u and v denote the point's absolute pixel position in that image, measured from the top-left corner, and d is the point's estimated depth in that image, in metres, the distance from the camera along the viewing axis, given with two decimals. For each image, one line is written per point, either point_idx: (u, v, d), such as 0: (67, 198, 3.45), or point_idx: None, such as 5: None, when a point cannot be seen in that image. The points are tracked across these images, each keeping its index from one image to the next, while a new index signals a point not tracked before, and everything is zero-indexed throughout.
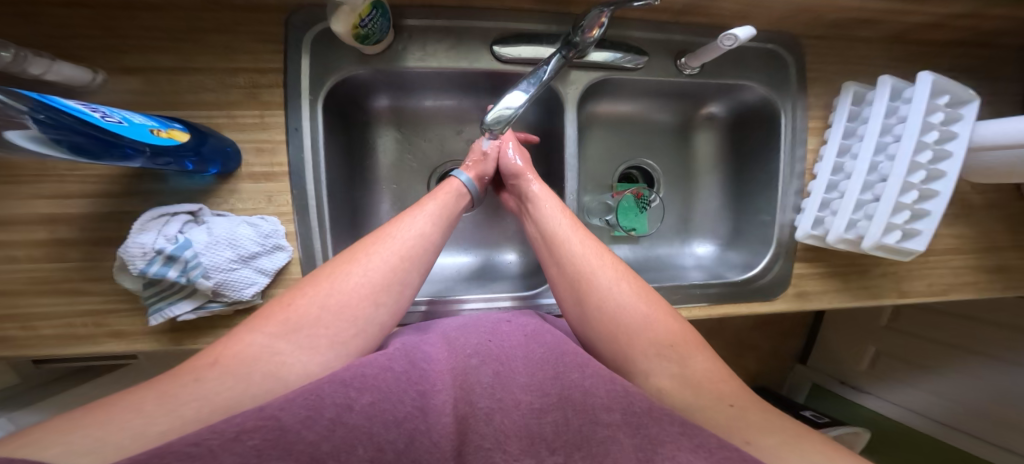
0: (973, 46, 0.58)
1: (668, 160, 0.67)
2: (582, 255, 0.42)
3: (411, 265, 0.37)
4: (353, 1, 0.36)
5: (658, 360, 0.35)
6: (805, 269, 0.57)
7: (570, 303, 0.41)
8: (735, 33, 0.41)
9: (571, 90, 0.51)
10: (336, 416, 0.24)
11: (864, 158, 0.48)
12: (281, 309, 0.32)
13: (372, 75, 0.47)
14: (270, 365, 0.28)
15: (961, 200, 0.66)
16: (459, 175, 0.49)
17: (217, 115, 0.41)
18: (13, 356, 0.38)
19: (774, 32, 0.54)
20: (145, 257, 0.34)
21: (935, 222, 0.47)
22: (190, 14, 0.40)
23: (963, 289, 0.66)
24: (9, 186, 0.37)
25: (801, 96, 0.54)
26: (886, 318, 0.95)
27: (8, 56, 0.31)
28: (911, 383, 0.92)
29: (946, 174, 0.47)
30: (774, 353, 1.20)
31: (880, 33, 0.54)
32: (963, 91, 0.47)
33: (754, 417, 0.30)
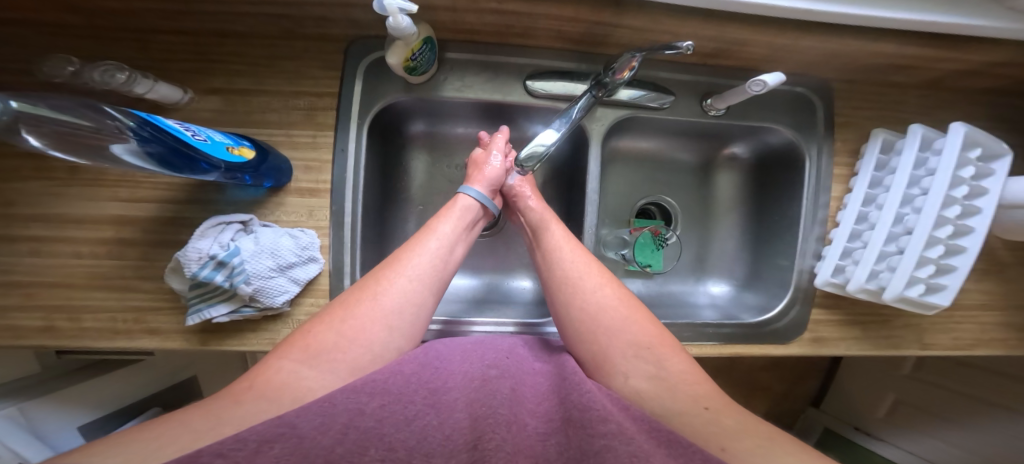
0: (1008, 100, 0.58)
1: (688, 196, 0.68)
2: (570, 262, 0.44)
3: (423, 287, 0.39)
4: (407, 38, 0.39)
5: (636, 362, 0.37)
6: (822, 316, 0.57)
7: (556, 306, 0.43)
8: (763, 78, 0.42)
9: (597, 126, 0.53)
10: (347, 420, 0.27)
11: (890, 208, 0.48)
12: (303, 337, 0.34)
13: (414, 102, 0.51)
14: (298, 391, 0.30)
15: (991, 256, 0.65)
16: (466, 190, 0.49)
17: (275, 134, 0.44)
18: (58, 346, 0.41)
19: (801, 75, 0.55)
20: (199, 261, 0.37)
21: (961, 278, 0.47)
22: (263, 41, 0.44)
23: (991, 345, 0.65)
24: (87, 188, 0.41)
25: (826, 142, 0.55)
26: (910, 367, 0.92)
27: (123, 77, 0.36)
28: (930, 433, 0.88)
29: (974, 230, 0.47)
30: (785, 395, 1.18)
31: (912, 81, 0.55)
32: (996, 145, 0.47)
33: (727, 421, 0.32)
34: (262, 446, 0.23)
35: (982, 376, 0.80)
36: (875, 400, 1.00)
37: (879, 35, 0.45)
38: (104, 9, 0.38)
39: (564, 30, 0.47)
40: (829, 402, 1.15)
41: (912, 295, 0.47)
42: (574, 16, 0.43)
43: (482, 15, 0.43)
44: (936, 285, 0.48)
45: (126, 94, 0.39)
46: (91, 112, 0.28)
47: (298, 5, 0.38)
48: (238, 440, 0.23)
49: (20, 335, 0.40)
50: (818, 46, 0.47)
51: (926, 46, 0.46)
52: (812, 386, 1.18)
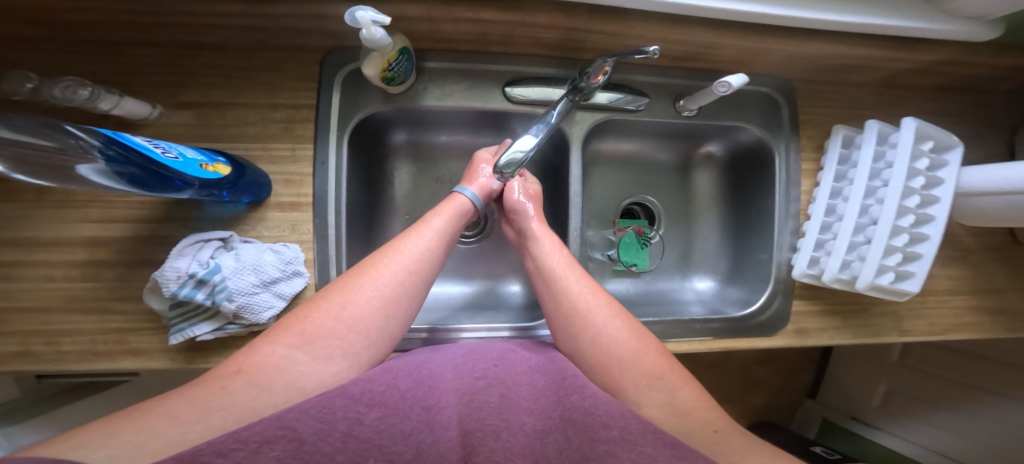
0: (962, 94, 0.61)
1: (670, 195, 0.69)
2: (579, 293, 0.44)
3: (419, 277, 0.39)
4: (383, 48, 0.39)
5: (651, 391, 0.37)
6: (803, 307, 0.59)
7: (566, 336, 0.43)
8: (728, 80, 0.43)
9: (577, 130, 0.54)
10: (347, 429, 0.27)
11: (855, 201, 0.50)
12: (298, 322, 0.34)
13: (394, 112, 0.51)
14: (291, 374, 0.30)
15: (957, 243, 0.68)
16: (463, 191, 0.50)
17: (253, 148, 0.44)
18: (35, 371, 0.40)
19: (766, 76, 0.57)
20: (178, 280, 0.36)
21: (926, 264, 0.49)
22: (237, 54, 0.44)
23: (963, 329, 0.68)
24: (59, 210, 0.40)
25: (793, 139, 0.57)
26: (898, 355, 0.95)
27: (86, 93, 0.36)
28: (923, 419, 0.90)
29: (934, 218, 0.49)
30: (781, 388, 1.21)
31: (871, 79, 0.57)
32: (946, 138, 0.49)
33: (736, 443, 0.32)
34: (262, 446, 0.23)
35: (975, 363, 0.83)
36: (869, 390, 1.02)
37: (836, 36, 0.47)
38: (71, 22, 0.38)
39: (540, 37, 0.48)
40: (824, 394, 1.17)
41: (883, 283, 0.48)
42: (548, 23, 0.44)
43: (458, 23, 0.44)
44: (905, 272, 0.50)
45: (94, 111, 0.39)
46: (50, 131, 0.28)
47: (273, 18, 0.39)
48: (238, 440, 0.22)
49: None
50: (780, 48, 0.49)
51: (881, 46, 0.48)
52: (806, 379, 1.22)
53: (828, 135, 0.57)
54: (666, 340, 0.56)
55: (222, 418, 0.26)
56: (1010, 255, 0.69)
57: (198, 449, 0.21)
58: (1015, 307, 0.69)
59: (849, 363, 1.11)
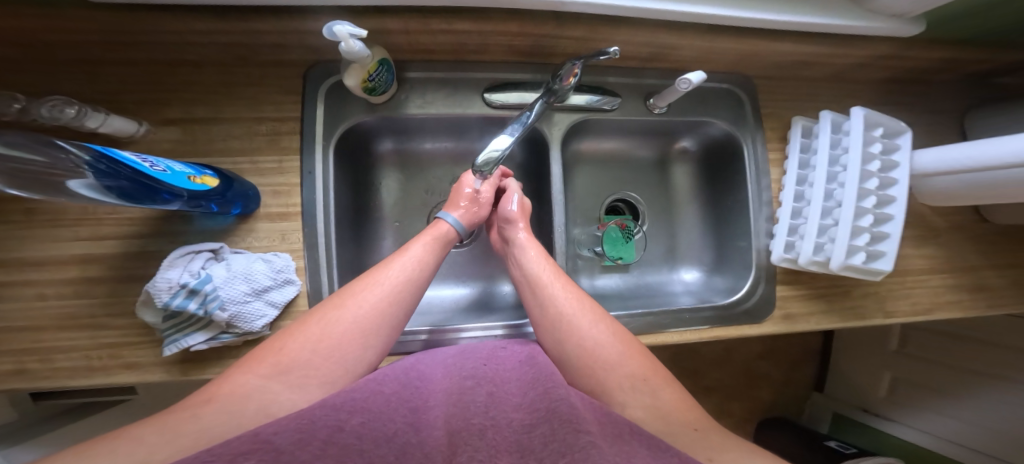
0: (911, 84, 0.65)
1: (650, 191, 0.71)
2: (563, 299, 0.45)
3: (398, 307, 0.40)
4: (362, 60, 0.41)
5: (634, 393, 0.38)
6: (788, 292, 0.61)
7: (552, 341, 0.44)
8: (689, 77, 0.47)
9: (555, 130, 0.56)
10: (326, 437, 0.27)
11: (819, 185, 0.53)
12: (275, 352, 0.35)
13: (378, 122, 0.53)
14: (263, 402, 0.31)
15: (928, 224, 0.72)
16: (446, 217, 0.51)
17: (240, 162, 0.45)
18: (32, 389, 0.40)
19: (726, 74, 0.60)
20: (170, 290, 0.37)
21: (894, 243, 0.52)
22: (222, 71, 0.46)
23: (945, 307, 0.70)
24: (50, 229, 0.41)
25: (758, 131, 0.60)
26: (896, 343, 1.06)
27: (73, 112, 0.37)
28: (934, 409, 0.98)
29: (896, 198, 0.53)
30: (786, 382, 1.31)
31: (820, 74, 0.60)
32: (896, 124, 0.54)
33: (714, 440, 0.34)
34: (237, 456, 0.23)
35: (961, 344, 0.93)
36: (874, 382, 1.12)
37: (785, 33, 0.50)
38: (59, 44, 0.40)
39: (513, 45, 0.50)
40: (831, 387, 1.27)
41: (857, 262, 0.51)
42: (517, 31, 0.47)
43: (433, 35, 0.47)
44: (876, 252, 0.53)
45: (83, 131, 0.40)
46: (43, 146, 0.29)
47: (253, 35, 0.41)
48: (213, 454, 0.23)
49: None
50: (736, 48, 0.52)
51: (824, 44, 0.52)
52: (811, 373, 1.32)
53: (788, 126, 0.60)
54: (658, 331, 0.58)
55: (196, 438, 0.27)
56: (978, 232, 0.73)
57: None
58: (992, 284, 0.72)
59: (854, 358, 1.20)
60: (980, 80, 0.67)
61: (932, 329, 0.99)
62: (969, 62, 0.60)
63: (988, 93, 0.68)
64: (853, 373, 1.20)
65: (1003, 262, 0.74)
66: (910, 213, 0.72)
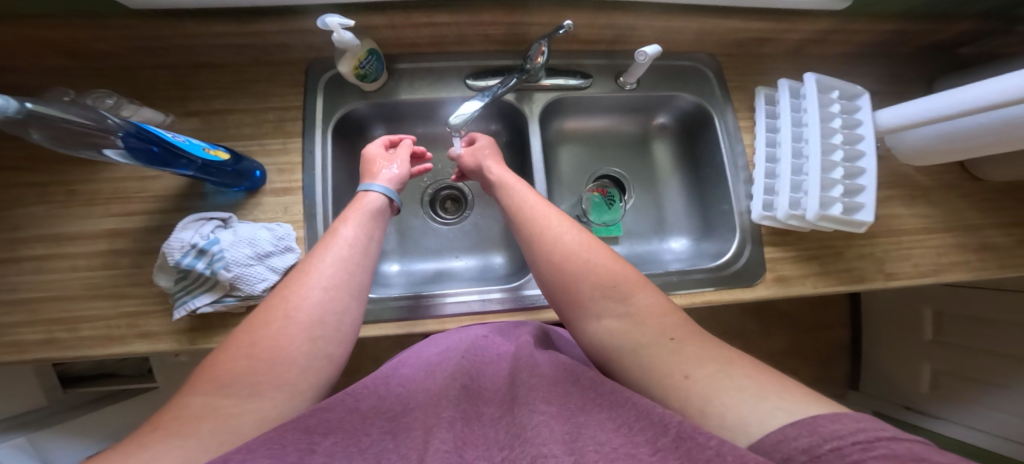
0: (857, 57, 0.72)
1: (633, 167, 0.74)
2: (536, 217, 0.47)
3: (340, 294, 0.38)
4: (353, 49, 0.48)
5: (606, 302, 0.40)
6: (777, 254, 0.61)
7: (531, 255, 0.46)
8: (644, 50, 0.54)
9: (533, 108, 0.61)
10: (297, 459, 0.24)
11: (785, 144, 0.59)
12: (206, 373, 0.31)
13: (371, 109, 0.59)
14: (217, 419, 0.27)
15: (914, 185, 0.73)
16: (372, 187, 0.50)
17: (250, 145, 0.51)
18: (58, 356, 0.44)
19: (691, 52, 0.66)
20: (182, 250, 0.42)
21: (870, 194, 0.57)
22: (235, 68, 0.54)
23: (951, 268, 0.69)
24: (88, 208, 0.47)
25: (726, 101, 0.65)
26: (931, 332, 1.02)
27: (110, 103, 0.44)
28: (985, 403, 0.92)
29: (864, 153, 0.59)
30: (818, 379, 1.27)
31: (779, 51, 0.68)
32: (851, 88, 0.62)
33: (689, 347, 0.34)
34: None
35: (997, 330, 0.88)
36: (915, 376, 1.07)
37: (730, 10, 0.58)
38: (101, 50, 0.48)
39: (489, 34, 0.57)
40: (867, 385, 1.23)
41: (835, 213, 0.56)
42: (492, 20, 0.54)
43: (417, 29, 0.54)
44: (855, 204, 0.57)
45: None
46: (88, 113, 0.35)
47: (262, 35, 0.50)
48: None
49: (25, 348, 0.44)
50: (687, 26, 0.60)
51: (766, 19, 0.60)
52: (845, 369, 1.28)
53: (753, 97, 0.66)
54: None
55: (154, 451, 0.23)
56: (969, 189, 0.73)
57: None
58: (996, 242, 0.71)
59: (890, 352, 1.16)
60: (927, 50, 0.73)
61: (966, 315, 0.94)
62: (904, 31, 0.67)
63: (936, 60, 0.74)
64: (892, 367, 1.15)
65: (1005, 220, 0.72)
66: (894, 175, 0.73)
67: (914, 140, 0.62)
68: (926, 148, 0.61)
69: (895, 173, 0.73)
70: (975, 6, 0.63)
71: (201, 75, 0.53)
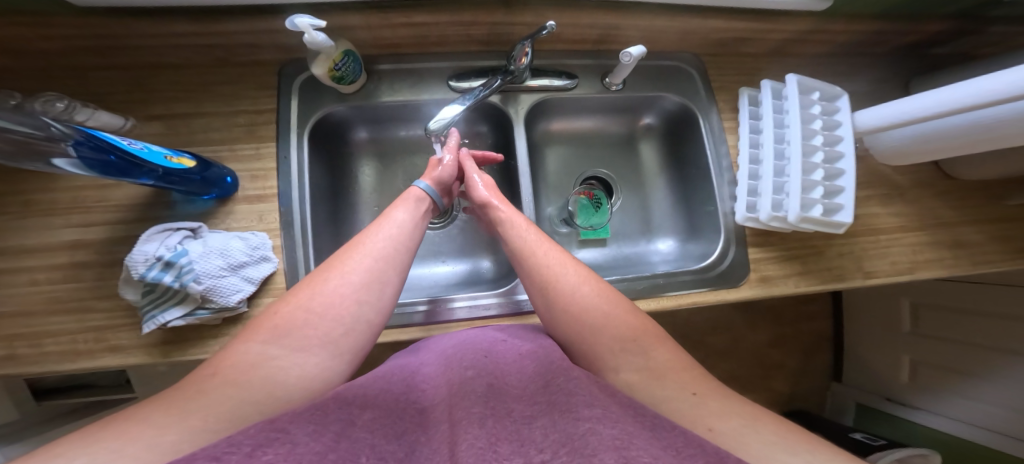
0: (837, 57, 0.73)
1: (620, 168, 0.74)
2: (548, 264, 0.45)
3: (391, 265, 0.39)
4: (326, 50, 0.47)
5: (625, 356, 0.39)
6: (761, 255, 0.62)
7: (542, 303, 0.45)
8: (629, 51, 0.54)
9: (518, 110, 0.60)
10: (340, 429, 0.27)
11: (768, 146, 0.59)
12: (269, 318, 0.33)
13: (350, 111, 0.57)
14: (266, 370, 0.29)
15: (891, 184, 0.74)
16: (419, 183, 0.50)
17: (220, 150, 0.49)
18: (18, 374, 0.42)
19: (675, 52, 0.66)
20: (146, 263, 0.40)
21: (849, 195, 0.58)
22: (202, 69, 0.51)
23: (927, 265, 0.71)
24: (44, 218, 0.45)
25: (710, 101, 0.65)
26: (910, 325, 1.06)
27: (63, 106, 0.42)
28: (961, 393, 0.95)
29: (843, 154, 0.60)
30: (802, 371, 1.30)
31: (761, 50, 0.68)
32: (831, 89, 0.63)
33: (712, 403, 0.35)
34: (256, 450, 0.21)
35: (969, 320, 0.93)
36: (896, 368, 1.11)
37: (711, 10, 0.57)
38: (54, 48, 0.45)
39: (471, 34, 0.56)
40: (848, 375, 1.27)
41: (815, 214, 0.56)
42: (472, 19, 0.53)
43: (395, 29, 0.52)
44: (834, 206, 0.58)
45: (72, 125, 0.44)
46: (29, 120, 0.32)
47: (227, 34, 0.47)
48: (231, 444, 0.21)
49: None
50: (672, 25, 0.59)
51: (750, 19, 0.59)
52: (827, 361, 1.31)
53: (736, 98, 0.66)
54: (637, 297, 0.58)
55: (203, 418, 0.25)
56: (944, 187, 0.75)
57: (190, 454, 0.20)
58: (969, 239, 0.73)
59: (868, 343, 1.20)
60: (904, 51, 0.74)
61: (938, 305, 0.98)
62: (883, 32, 0.68)
63: (911, 61, 0.75)
64: (873, 360, 1.19)
65: (976, 217, 0.75)
66: (872, 174, 0.75)
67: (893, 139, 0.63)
68: (904, 147, 0.62)
69: (873, 172, 0.75)
70: (949, 7, 0.64)
71: (168, 77, 0.51)
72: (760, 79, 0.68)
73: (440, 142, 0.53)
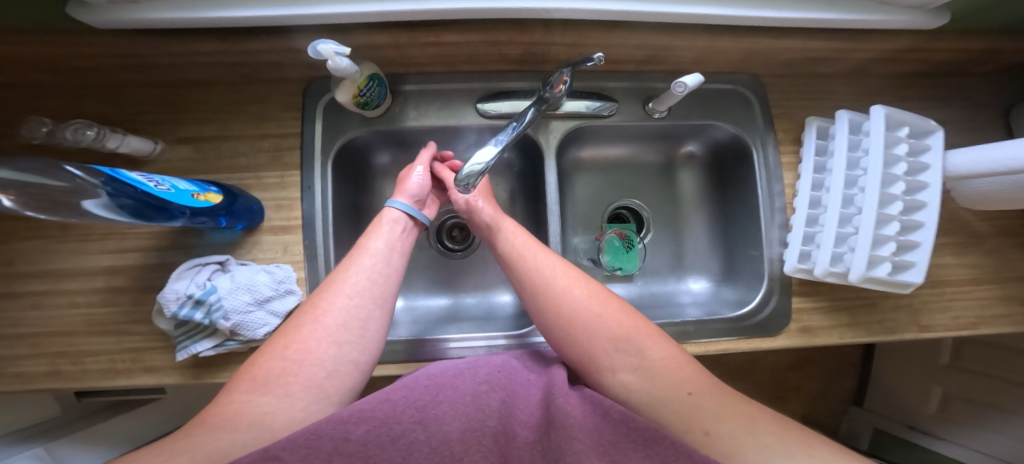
0: (927, 81, 0.63)
1: (655, 197, 0.69)
2: (539, 268, 0.44)
3: (369, 301, 0.39)
4: (352, 76, 0.43)
5: (619, 355, 0.37)
6: (803, 304, 0.57)
7: (535, 309, 0.43)
8: (684, 80, 0.48)
9: (551, 138, 0.56)
10: (333, 449, 0.25)
11: (837, 191, 0.52)
12: (251, 369, 0.33)
13: (374, 135, 0.55)
14: (252, 415, 0.29)
15: (966, 230, 0.66)
16: (392, 204, 0.49)
17: (246, 177, 0.48)
18: (63, 389, 0.44)
19: (733, 74, 0.59)
20: (177, 301, 0.40)
21: (924, 253, 0.51)
22: (229, 88, 0.50)
23: (994, 322, 0.63)
24: (83, 242, 0.46)
25: (769, 133, 0.58)
26: (948, 356, 0.97)
27: (94, 133, 0.42)
28: (994, 429, 0.88)
29: (925, 205, 0.52)
30: (821, 395, 1.24)
31: (834, 72, 0.59)
32: (925, 124, 0.54)
33: (708, 404, 0.32)
34: None
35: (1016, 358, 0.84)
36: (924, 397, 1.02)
37: (785, 30, 0.50)
38: (82, 66, 0.44)
39: (506, 53, 0.51)
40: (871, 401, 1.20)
41: (881, 274, 0.50)
42: (510, 39, 0.48)
43: (424, 48, 0.48)
44: (905, 263, 0.52)
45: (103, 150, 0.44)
46: (55, 171, 0.32)
47: (252, 53, 0.45)
48: None
49: (28, 380, 0.44)
50: (736, 47, 0.52)
51: (830, 40, 0.51)
52: (850, 386, 1.24)
53: (801, 127, 0.58)
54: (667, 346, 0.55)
55: (191, 458, 0.24)
56: None
57: None
58: None
59: (899, 369, 1.12)
60: (1006, 74, 0.63)
61: (987, 340, 0.90)
62: (989, 55, 0.57)
63: (1013, 87, 0.64)
64: (900, 389, 1.11)
65: None
66: (944, 218, 0.66)
67: (987, 186, 0.54)
68: (993, 194, 0.54)
69: (945, 214, 0.66)
70: None
71: (193, 96, 0.49)
72: (830, 107, 0.60)
73: (467, 191, 0.49)
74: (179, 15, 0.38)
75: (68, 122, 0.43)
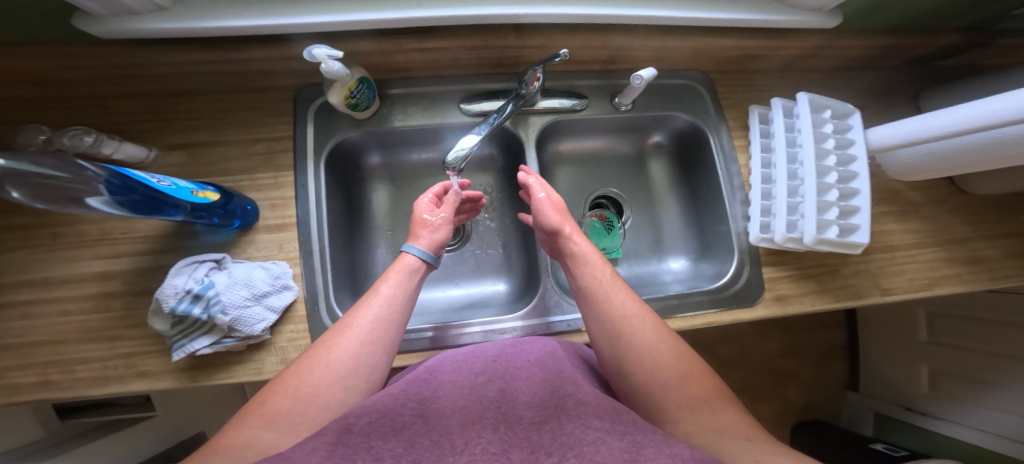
0: (854, 72, 0.71)
1: (631, 186, 0.74)
2: (625, 313, 0.42)
3: (377, 348, 0.39)
4: (343, 79, 0.47)
5: (694, 413, 0.35)
6: (774, 273, 0.61)
7: (608, 352, 0.41)
8: (640, 73, 0.53)
9: (529, 132, 0.61)
10: (336, 439, 0.27)
11: (781, 166, 0.58)
12: (258, 407, 0.33)
13: (364, 137, 0.58)
14: (261, 445, 0.29)
15: (906, 200, 0.73)
16: (410, 249, 0.49)
17: (241, 179, 0.50)
18: (51, 399, 0.43)
19: (685, 70, 0.66)
20: (176, 296, 0.41)
21: (865, 215, 0.56)
22: (220, 97, 0.52)
23: (947, 281, 0.69)
24: (75, 249, 0.46)
25: (721, 120, 0.64)
26: (926, 334, 1.05)
27: (90, 139, 0.43)
28: (987, 405, 0.92)
29: (857, 174, 0.59)
30: (817, 382, 1.28)
31: (769, 66, 0.67)
32: (843, 106, 0.62)
33: (767, 448, 0.31)
34: None
35: (987, 330, 0.91)
36: (914, 376, 1.08)
37: (721, 30, 0.57)
38: (77, 80, 0.46)
39: (484, 57, 0.56)
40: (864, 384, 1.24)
41: (831, 236, 0.55)
42: (485, 44, 0.53)
43: (409, 54, 0.53)
44: (850, 226, 0.57)
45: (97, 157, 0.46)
46: (65, 163, 0.33)
47: (240, 62, 0.48)
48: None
49: (15, 392, 0.42)
50: (683, 45, 0.58)
51: (760, 38, 0.58)
52: (841, 370, 1.29)
53: (746, 115, 0.65)
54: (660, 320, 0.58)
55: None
56: (959, 203, 0.73)
57: None
58: (985, 255, 0.71)
59: (885, 352, 1.18)
60: (918, 64, 0.73)
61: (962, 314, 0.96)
62: (899, 47, 0.66)
63: (926, 74, 0.73)
64: (888, 368, 1.17)
65: (995, 232, 0.73)
66: (886, 190, 0.74)
67: (909, 156, 0.61)
68: (916, 164, 0.60)
69: (886, 187, 0.74)
70: (960, 20, 0.63)
71: (185, 105, 0.52)
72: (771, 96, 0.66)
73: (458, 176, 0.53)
74: (160, 26, 0.41)
75: (65, 130, 0.44)
